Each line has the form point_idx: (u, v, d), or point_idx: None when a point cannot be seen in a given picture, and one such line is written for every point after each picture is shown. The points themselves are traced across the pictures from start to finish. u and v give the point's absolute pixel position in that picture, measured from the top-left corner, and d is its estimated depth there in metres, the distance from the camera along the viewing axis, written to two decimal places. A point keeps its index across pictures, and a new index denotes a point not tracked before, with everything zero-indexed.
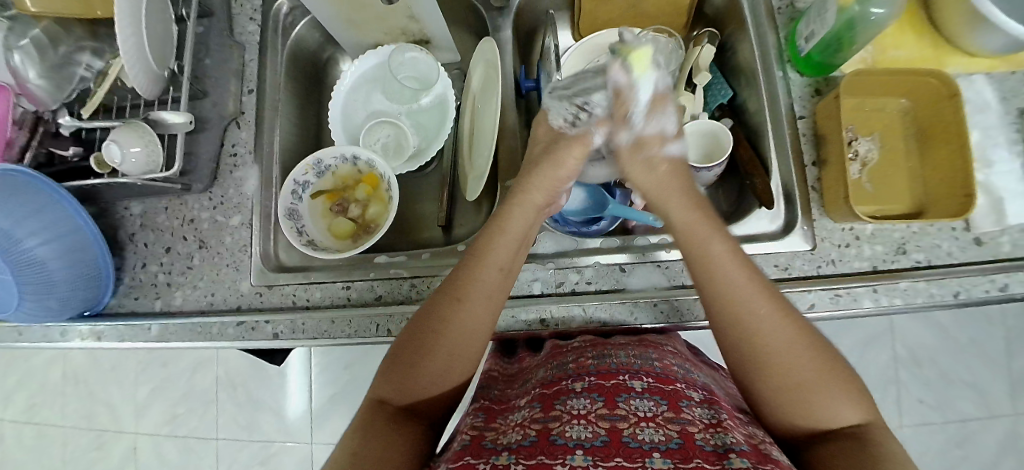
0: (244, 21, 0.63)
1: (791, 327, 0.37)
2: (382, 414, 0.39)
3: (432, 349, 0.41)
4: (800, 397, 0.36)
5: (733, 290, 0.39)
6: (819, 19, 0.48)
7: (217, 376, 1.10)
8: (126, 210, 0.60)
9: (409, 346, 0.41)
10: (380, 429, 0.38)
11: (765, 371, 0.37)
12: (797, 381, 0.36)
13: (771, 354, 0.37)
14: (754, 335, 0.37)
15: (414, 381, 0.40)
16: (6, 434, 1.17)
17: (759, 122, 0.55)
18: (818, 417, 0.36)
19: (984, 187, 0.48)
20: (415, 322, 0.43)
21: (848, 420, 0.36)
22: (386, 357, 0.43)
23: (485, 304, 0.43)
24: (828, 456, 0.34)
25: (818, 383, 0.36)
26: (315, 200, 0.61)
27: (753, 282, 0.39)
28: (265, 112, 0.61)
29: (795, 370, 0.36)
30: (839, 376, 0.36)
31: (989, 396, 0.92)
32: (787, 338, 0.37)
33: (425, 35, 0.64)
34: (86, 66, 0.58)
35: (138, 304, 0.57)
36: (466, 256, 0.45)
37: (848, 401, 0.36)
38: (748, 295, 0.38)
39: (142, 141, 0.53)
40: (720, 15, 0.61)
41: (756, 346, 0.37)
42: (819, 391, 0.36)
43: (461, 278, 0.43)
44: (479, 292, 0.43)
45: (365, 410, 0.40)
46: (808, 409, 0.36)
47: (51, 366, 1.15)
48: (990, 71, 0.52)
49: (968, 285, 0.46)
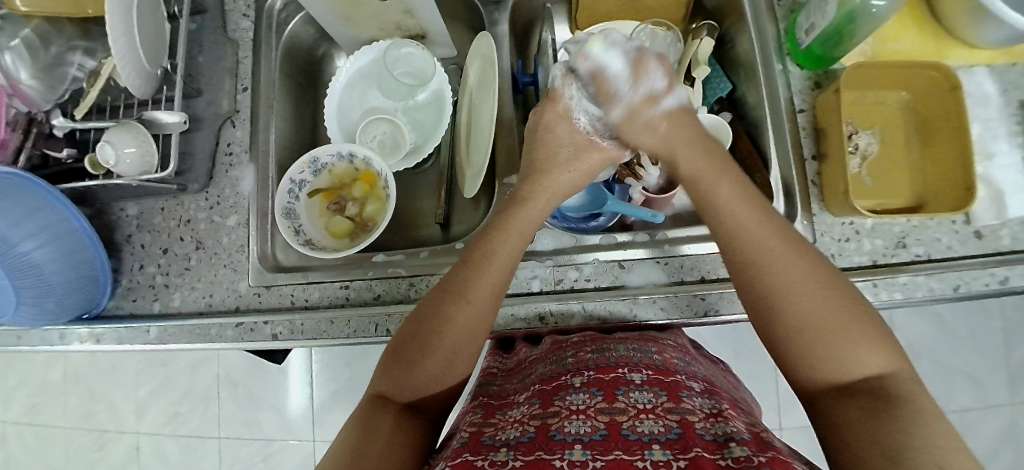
0: (238, 18, 0.62)
1: (807, 267, 0.37)
2: (381, 410, 0.39)
3: (433, 345, 0.41)
4: (815, 336, 0.35)
5: (748, 225, 0.40)
6: (819, 12, 0.48)
7: (218, 374, 1.10)
8: (122, 212, 0.59)
9: (412, 340, 0.41)
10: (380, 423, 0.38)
11: (777, 300, 0.36)
12: (818, 317, 0.35)
13: (782, 300, 0.36)
14: (765, 269, 0.38)
15: (414, 377, 0.40)
16: (9, 433, 1.17)
17: (759, 116, 0.55)
18: (838, 364, 0.34)
19: (984, 180, 0.47)
20: (416, 319, 0.43)
21: (870, 371, 0.34)
22: (387, 351, 0.43)
23: (485, 301, 0.42)
24: (849, 413, 0.32)
25: (836, 325, 0.35)
26: (312, 199, 0.60)
27: (763, 223, 0.39)
28: (260, 111, 0.61)
29: (811, 308, 0.35)
30: (863, 325, 0.35)
31: (987, 386, 0.93)
32: (806, 275, 0.37)
33: (421, 30, 0.63)
34: (78, 66, 0.57)
35: (136, 306, 0.57)
36: (472, 250, 0.45)
37: (868, 350, 0.34)
38: (763, 231, 0.39)
39: (136, 142, 0.53)
40: (719, 8, 0.60)
41: (772, 280, 0.37)
42: (838, 337, 0.34)
43: (462, 276, 0.43)
44: (481, 290, 0.42)
45: (365, 405, 0.40)
46: (829, 360, 0.34)
47: (52, 366, 1.15)
48: (990, 63, 0.51)
49: (968, 279, 0.46)
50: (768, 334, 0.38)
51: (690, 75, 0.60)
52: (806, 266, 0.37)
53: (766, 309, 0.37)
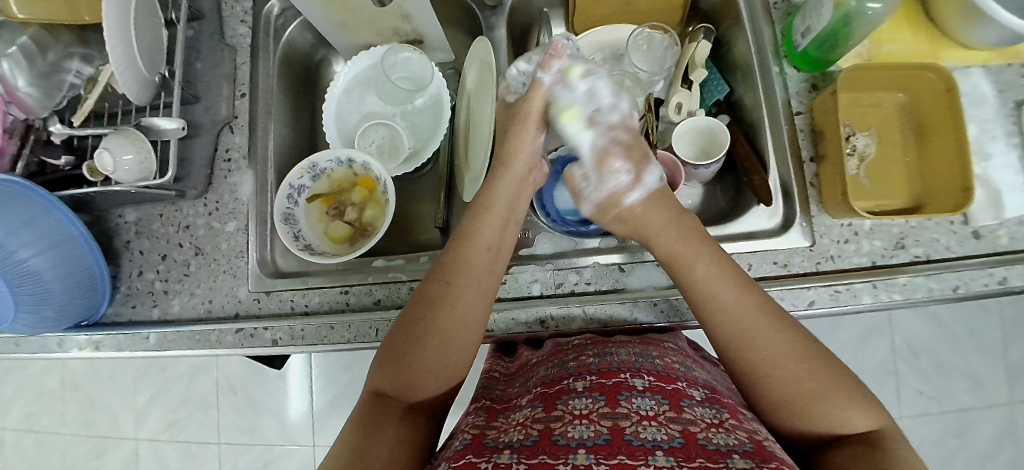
0: (235, 24, 0.63)
1: (777, 339, 0.38)
2: (381, 409, 0.39)
3: (428, 336, 0.41)
4: (803, 407, 0.36)
5: (719, 308, 0.40)
6: (815, 14, 0.48)
7: (217, 380, 1.10)
8: (120, 218, 0.59)
9: (402, 339, 0.41)
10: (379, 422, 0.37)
11: (759, 380, 0.38)
12: (796, 388, 0.36)
13: (766, 374, 0.37)
14: (742, 347, 0.39)
15: (411, 371, 0.40)
16: (6, 441, 1.17)
17: (756, 118, 0.55)
18: (826, 424, 0.35)
19: (982, 181, 0.48)
20: (409, 313, 0.43)
21: (857, 427, 0.35)
22: (380, 352, 0.42)
23: (476, 289, 0.44)
24: (836, 460, 0.34)
25: (816, 390, 0.36)
26: (311, 204, 0.60)
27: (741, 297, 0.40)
28: (259, 116, 0.61)
29: (790, 379, 0.36)
30: (839, 382, 0.36)
31: (986, 385, 0.93)
32: (772, 348, 0.38)
33: (418, 35, 0.63)
34: (76, 73, 0.57)
35: (135, 313, 0.57)
36: (453, 244, 0.46)
37: (849, 405, 0.35)
38: (735, 312, 0.40)
39: (134, 148, 0.53)
40: (716, 10, 0.61)
41: (749, 358, 0.38)
42: (819, 399, 0.35)
43: (451, 263, 0.45)
44: (470, 277, 0.44)
45: (364, 404, 0.39)
46: (817, 418, 0.35)
47: (50, 374, 1.15)
48: (986, 63, 0.51)
49: (967, 279, 0.46)
50: (759, 407, 0.39)
51: (687, 77, 0.59)
52: (779, 340, 0.38)
53: (752, 386, 0.38)
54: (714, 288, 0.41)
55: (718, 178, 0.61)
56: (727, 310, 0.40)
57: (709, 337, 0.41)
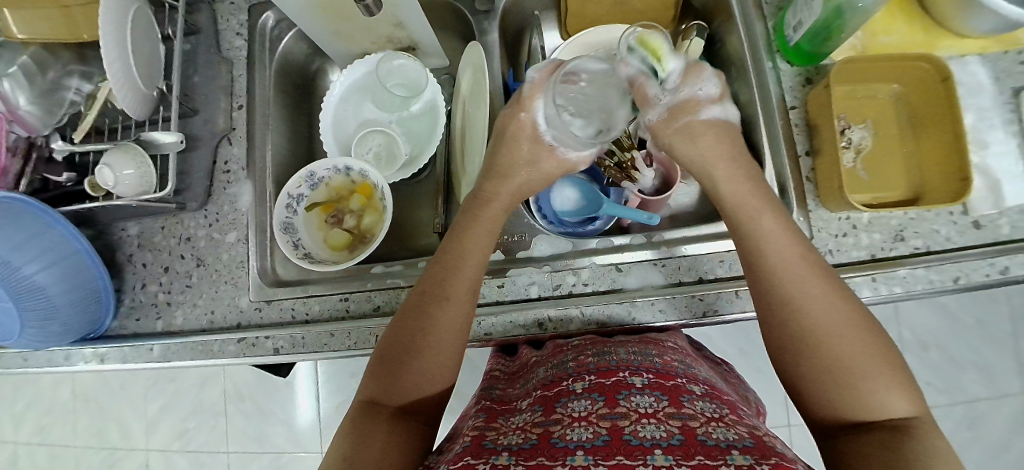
0: (231, 36, 0.63)
1: (847, 308, 0.37)
2: (372, 416, 0.38)
3: (421, 349, 0.41)
4: (856, 384, 0.34)
5: (793, 269, 0.39)
6: (806, 8, 0.48)
7: (225, 389, 1.10)
8: (123, 231, 0.60)
9: (396, 351, 0.41)
10: (375, 430, 0.37)
11: (825, 342, 0.36)
12: (862, 360, 0.35)
13: (819, 346, 0.36)
14: (810, 306, 0.37)
15: (405, 379, 0.40)
16: (19, 454, 1.18)
17: (751, 114, 0.55)
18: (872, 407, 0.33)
19: (980, 170, 0.47)
20: (400, 324, 0.43)
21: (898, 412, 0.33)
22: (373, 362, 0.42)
23: (467, 303, 0.44)
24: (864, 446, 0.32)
25: (878, 368, 0.34)
26: (310, 213, 0.61)
27: (805, 267, 0.39)
28: (256, 127, 0.61)
29: (859, 351, 0.35)
30: (893, 366, 0.35)
31: (998, 375, 0.92)
32: (836, 319, 0.36)
33: (412, 41, 0.64)
34: (76, 90, 0.58)
35: (139, 325, 0.58)
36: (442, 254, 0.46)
37: (898, 392, 0.34)
38: (808, 274, 0.39)
39: (135, 163, 0.53)
40: (707, 8, 0.61)
41: (815, 318, 0.37)
42: (877, 378, 0.34)
43: (441, 278, 0.44)
44: (459, 288, 0.44)
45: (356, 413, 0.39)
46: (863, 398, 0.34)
47: (60, 386, 1.16)
48: (983, 51, 0.51)
49: (968, 270, 0.46)
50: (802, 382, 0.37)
51: None
52: (851, 310, 0.37)
53: (798, 353, 0.37)
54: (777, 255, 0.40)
55: None
56: (802, 274, 0.39)
57: (763, 295, 0.40)
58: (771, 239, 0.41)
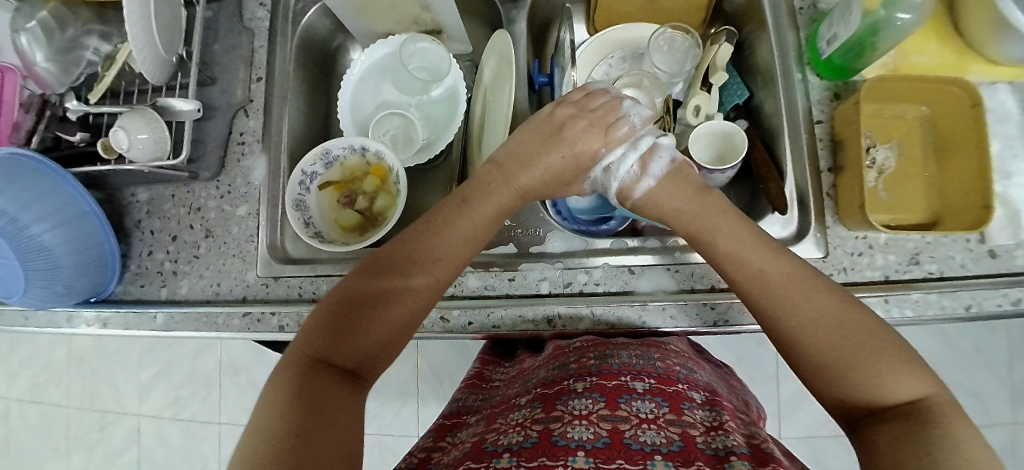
0: (255, 7, 0.62)
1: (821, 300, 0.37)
2: (317, 374, 0.35)
3: (381, 312, 0.39)
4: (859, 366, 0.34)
5: (751, 271, 0.40)
6: (842, 22, 0.47)
7: (221, 360, 1.10)
8: (132, 197, 0.59)
9: (354, 316, 0.39)
10: (323, 388, 0.34)
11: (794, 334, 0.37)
12: (836, 352, 0.34)
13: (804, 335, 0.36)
14: (780, 301, 0.38)
15: (359, 337, 0.38)
16: (11, 411, 1.18)
17: (776, 125, 0.54)
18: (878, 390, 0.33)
19: (1001, 199, 0.47)
20: (362, 281, 0.40)
21: (903, 396, 0.32)
22: (326, 323, 0.38)
23: (444, 272, 0.43)
24: (880, 435, 0.31)
25: (863, 350, 0.34)
26: (323, 192, 0.60)
27: (783, 264, 0.40)
28: (274, 101, 0.61)
29: (825, 343, 0.35)
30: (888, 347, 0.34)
31: (989, 403, 0.93)
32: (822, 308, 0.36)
33: (437, 26, 0.63)
34: (93, 50, 0.57)
35: (143, 292, 0.57)
36: (413, 230, 0.44)
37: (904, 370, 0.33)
38: (779, 278, 0.39)
39: (149, 127, 0.53)
40: (738, 14, 0.60)
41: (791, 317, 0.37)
42: (863, 360, 0.34)
43: (420, 245, 0.43)
44: (439, 257, 0.43)
45: (298, 372, 0.35)
46: (866, 378, 0.33)
47: (56, 346, 1.16)
48: (1012, 80, 0.50)
49: (980, 299, 0.46)
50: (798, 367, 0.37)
51: (707, 81, 0.58)
52: (832, 303, 0.36)
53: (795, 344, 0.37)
54: (751, 257, 0.41)
55: (733, 184, 0.60)
56: (772, 276, 0.39)
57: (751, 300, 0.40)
58: (741, 245, 0.42)
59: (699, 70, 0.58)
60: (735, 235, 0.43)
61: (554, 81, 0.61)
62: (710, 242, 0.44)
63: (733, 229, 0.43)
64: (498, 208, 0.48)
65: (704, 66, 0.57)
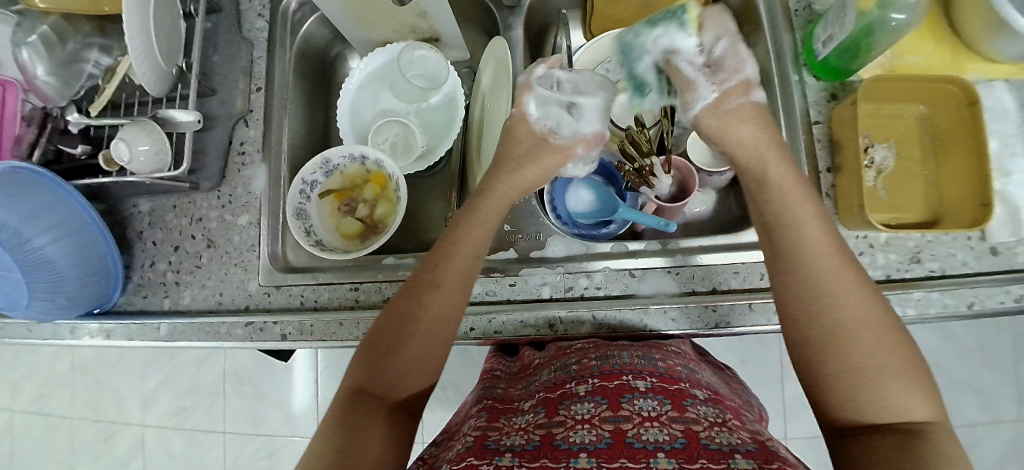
0: (253, 17, 0.63)
1: (875, 308, 0.34)
2: (358, 407, 0.38)
3: (410, 335, 0.40)
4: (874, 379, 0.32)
5: (810, 252, 0.36)
6: (837, 24, 0.47)
7: (223, 369, 1.10)
8: (134, 208, 0.60)
9: (383, 340, 0.40)
10: (361, 421, 0.37)
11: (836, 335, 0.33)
12: (888, 357, 0.32)
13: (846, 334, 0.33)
14: (829, 301, 0.34)
15: (391, 363, 0.39)
16: (14, 423, 1.18)
17: (774, 126, 0.54)
18: (888, 407, 0.32)
19: (1000, 196, 0.47)
20: (392, 308, 0.42)
21: (913, 416, 0.31)
22: (363, 348, 0.41)
23: (461, 290, 0.42)
24: (877, 445, 0.31)
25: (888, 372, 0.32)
26: (323, 200, 0.61)
27: (836, 255, 0.36)
28: (274, 110, 0.61)
29: (870, 347, 0.32)
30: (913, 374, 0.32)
31: (995, 401, 0.92)
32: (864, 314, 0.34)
33: (435, 33, 0.63)
34: (94, 63, 0.57)
35: (146, 303, 0.58)
36: (438, 247, 0.44)
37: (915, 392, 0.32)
38: (832, 265, 0.35)
39: (150, 139, 0.53)
40: (734, 16, 0.60)
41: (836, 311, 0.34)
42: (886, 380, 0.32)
43: (433, 263, 0.43)
44: (453, 275, 0.42)
45: (343, 401, 0.38)
46: (877, 393, 0.32)
47: (59, 357, 1.16)
48: (1009, 77, 0.51)
49: (982, 296, 0.46)
50: (811, 367, 0.35)
51: None
52: (873, 308, 0.34)
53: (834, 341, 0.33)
54: (811, 233, 0.37)
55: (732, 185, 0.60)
56: (822, 258, 0.36)
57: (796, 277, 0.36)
58: (807, 216, 0.37)
59: None
60: (800, 209, 0.38)
61: None
62: (771, 210, 0.39)
63: (803, 204, 0.38)
64: (489, 195, 0.47)
65: None
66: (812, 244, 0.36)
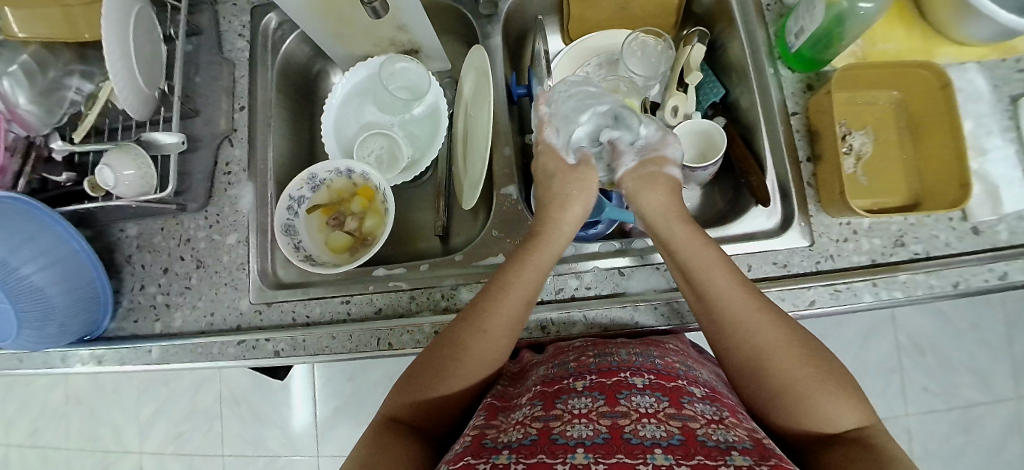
0: (233, 37, 0.63)
1: (781, 330, 0.38)
2: (390, 430, 0.39)
3: (451, 372, 0.41)
4: (804, 393, 0.36)
5: (722, 295, 0.41)
6: (808, 15, 0.48)
7: (220, 391, 1.09)
8: (121, 232, 0.59)
9: (423, 371, 0.42)
10: (387, 443, 0.38)
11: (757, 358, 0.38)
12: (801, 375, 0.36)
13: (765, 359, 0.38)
14: (742, 326, 0.39)
15: (431, 395, 0.41)
16: (9, 458, 1.17)
17: (753, 119, 0.55)
18: (823, 423, 0.35)
19: (979, 176, 0.48)
20: (435, 345, 0.43)
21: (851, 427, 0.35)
22: (402, 375, 0.43)
23: (504, 332, 0.43)
24: (832, 457, 0.34)
25: (819, 387, 0.36)
26: (311, 215, 0.61)
27: (744, 290, 0.41)
28: (257, 128, 0.61)
29: (787, 369, 0.37)
30: (838, 378, 0.36)
31: (993, 380, 0.93)
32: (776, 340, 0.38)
33: (415, 45, 0.64)
34: (77, 90, 0.58)
35: (137, 327, 0.57)
36: (490, 285, 0.45)
37: (849, 405, 0.35)
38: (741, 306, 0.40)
39: (136, 164, 0.53)
40: (708, 15, 0.61)
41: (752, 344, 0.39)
42: (821, 395, 0.35)
43: (482, 306, 0.44)
44: (501, 320, 0.43)
45: (377, 424, 0.40)
46: (808, 410, 0.36)
47: (52, 389, 1.14)
48: (979, 59, 0.52)
49: (967, 275, 0.46)
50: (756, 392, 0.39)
51: (683, 81, 0.59)
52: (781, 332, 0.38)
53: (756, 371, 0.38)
54: (716, 276, 0.42)
55: (717, 180, 0.61)
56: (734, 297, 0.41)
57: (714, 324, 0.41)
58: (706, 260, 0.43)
59: (682, 60, 0.58)
60: (704, 257, 0.43)
61: (533, 90, 0.62)
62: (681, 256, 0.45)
63: (705, 250, 0.44)
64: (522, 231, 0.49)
65: (687, 54, 0.57)
66: (720, 283, 0.42)
